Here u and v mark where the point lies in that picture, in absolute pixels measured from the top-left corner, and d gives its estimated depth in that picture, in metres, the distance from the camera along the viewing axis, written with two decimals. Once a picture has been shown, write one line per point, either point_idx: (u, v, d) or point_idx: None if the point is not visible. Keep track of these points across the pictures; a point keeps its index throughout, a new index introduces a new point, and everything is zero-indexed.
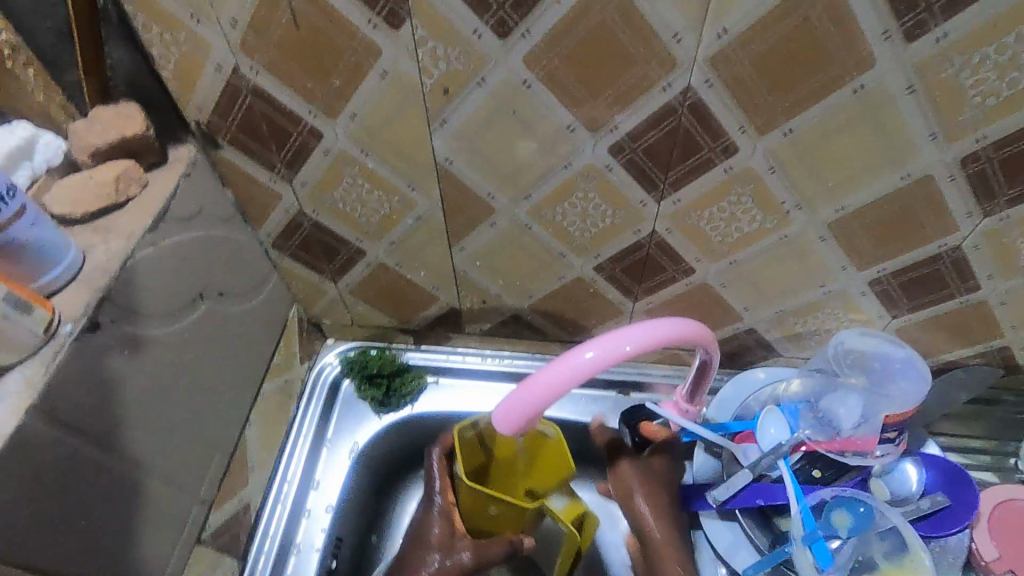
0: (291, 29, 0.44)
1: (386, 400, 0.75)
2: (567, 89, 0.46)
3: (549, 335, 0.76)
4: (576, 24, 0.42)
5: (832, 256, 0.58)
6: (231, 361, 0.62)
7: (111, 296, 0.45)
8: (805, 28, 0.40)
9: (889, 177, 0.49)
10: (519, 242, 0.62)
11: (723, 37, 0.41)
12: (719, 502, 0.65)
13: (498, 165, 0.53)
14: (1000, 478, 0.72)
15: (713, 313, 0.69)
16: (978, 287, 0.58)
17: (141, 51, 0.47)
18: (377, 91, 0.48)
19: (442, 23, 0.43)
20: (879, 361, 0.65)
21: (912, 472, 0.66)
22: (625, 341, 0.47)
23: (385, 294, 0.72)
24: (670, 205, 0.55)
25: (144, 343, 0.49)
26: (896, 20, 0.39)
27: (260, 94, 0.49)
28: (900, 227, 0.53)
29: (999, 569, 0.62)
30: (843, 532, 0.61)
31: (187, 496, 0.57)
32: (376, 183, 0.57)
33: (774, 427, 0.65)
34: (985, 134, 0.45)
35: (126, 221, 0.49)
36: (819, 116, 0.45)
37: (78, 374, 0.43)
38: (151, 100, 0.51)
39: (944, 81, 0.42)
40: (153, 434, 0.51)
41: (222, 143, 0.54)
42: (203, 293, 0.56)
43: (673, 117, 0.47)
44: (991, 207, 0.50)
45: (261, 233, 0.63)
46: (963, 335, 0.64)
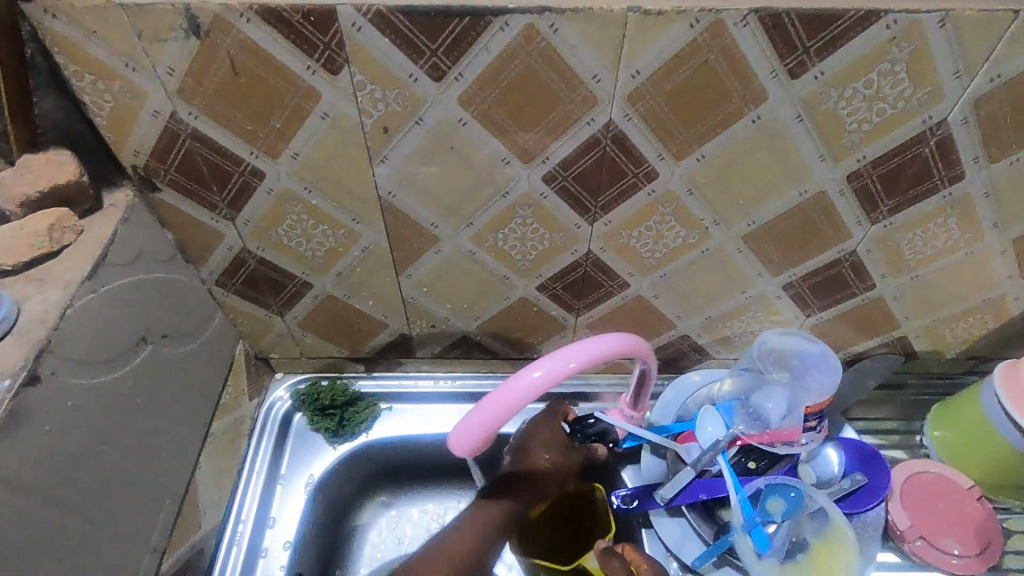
0: (230, 76, 0.46)
1: (339, 430, 0.75)
2: (500, 125, 0.50)
3: (498, 354, 0.78)
4: (505, 67, 0.45)
5: (749, 265, 0.64)
6: (179, 403, 0.61)
7: (50, 347, 0.44)
8: (706, 68, 0.45)
9: (790, 194, 0.55)
10: (464, 267, 0.64)
11: (637, 77, 0.46)
12: (667, 500, 0.69)
13: (440, 197, 0.56)
14: (908, 454, 0.79)
15: (650, 324, 0.73)
16: (874, 285, 0.66)
17: (73, 99, 0.47)
18: (319, 132, 0.50)
19: (379, 68, 0.45)
20: (798, 357, 0.71)
21: (833, 455, 0.72)
22: (569, 356, 0.50)
23: (333, 324, 0.72)
24: (602, 226, 0.59)
25: (87, 392, 0.48)
26: (781, 61, 0.45)
27: (200, 137, 0.50)
28: (804, 236, 0.60)
29: (911, 537, 0.69)
30: (778, 516, 0.66)
31: (140, 545, 0.56)
32: (321, 218, 0.58)
33: (711, 425, 0.71)
34: (864, 154, 0.51)
35: (63, 270, 0.49)
36: (725, 144, 0.51)
37: (21, 429, 0.42)
38: (83, 146, 0.51)
39: (826, 111, 0.48)
40: (101, 486, 0.50)
41: (160, 186, 0.54)
42: (148, 336, 0.56)
43: (599, 147, 0.51)
44: (876, 215, 0.57)
45: (203, 272, 0.63)
46: (867, 328, 0.72)
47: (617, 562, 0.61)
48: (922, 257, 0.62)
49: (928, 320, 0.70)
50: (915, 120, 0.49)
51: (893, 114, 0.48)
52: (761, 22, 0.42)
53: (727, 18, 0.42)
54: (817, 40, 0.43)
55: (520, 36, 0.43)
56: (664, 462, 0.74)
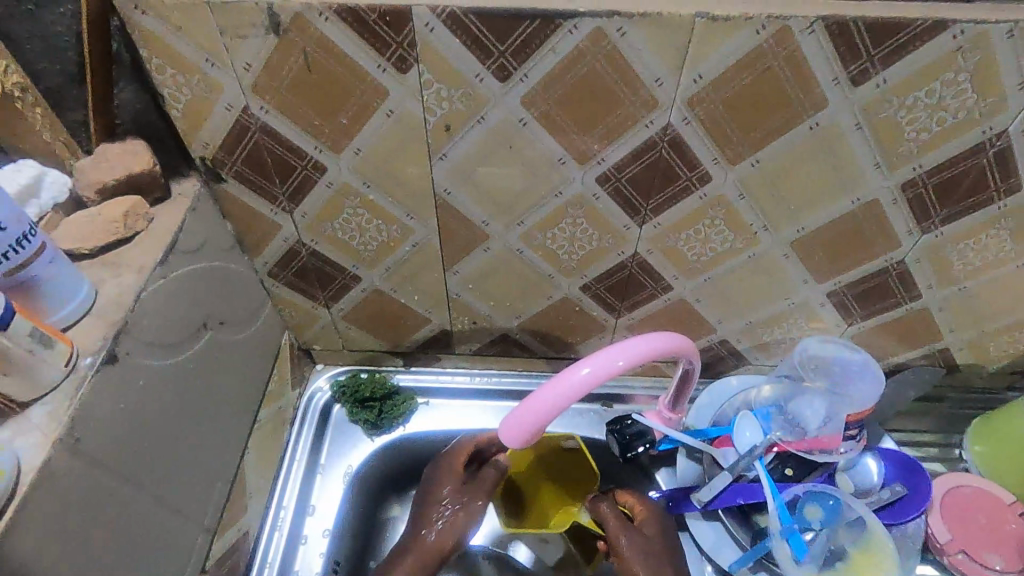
0: (303, 72, 0.47)
1: (378, 422, 0.77)
2: (559, 125, 0.51)
3: (535, 353, 0.79)
4: (569, 68, 0.46)
5: (794, 271, 0.64)
6: (231, 388, 0.63)
7: (126, 328, 0.46)
8: (768, 74, 0.46)
9: (842, 201, 0.56)
10: (510, 265, 0.65)
11: (698, 82, 0.47)
12: (704, 503, 0.69)
13: (493, 195, 0.57)
14: (948, 467, 0.79)
15: (690, 327, 0.74)
16: (920, 296, 0.65)
17: (152, 92, 0.49)
18: (382, 128, 0.51)
19: (447, 67, 0.47)
20: (839, 364, 0.71)
21: (873, 465, 0.72)
22: (619, 354, 0.51)
23: (377, 318, 0.74)
24: (651, 229, 0.60)
25: (154, 373, 0.50)
26: (844, 68, 0.45)
27: (268, 131, 0.52)
28: (853, 244, 0.60)
29: (952, 550, 0.68)
30: (815, 524, 0.66)
31: (193, 525, 0.58)
32: (376, 212, 0.60)
33: (749, 431, 0.71)
34: (920, 163, 0.52)
35: (136, 255, 0.50)
36: (780, 149, 0.51)
37: (99, 406, 0.44)
38: (157, 136, 0.53)
39: (886, 119, 0.48)
40: (162, 465, 0.52)
41: (226, 177, 0.56)
42: (208, 322, 0.57)
43: (655, 149, 0.52)
44: (928, 225, 0.57)
45: (258, 262, 0.65)
46: (909, 339, 0.71)
47: (608, 507, 0.65)
48: (972, 269, 0.62)
49: (973, 333, 0.69)
50: (975, 131, 0.49)
51: (954, 123, 0.48)
52: (828, 29, 0.43)
53: (793, 26, 0.43)
54: (882, 49, 0.44)
55: (587, 39, 0.44)
56: (700, 466, 0.74)
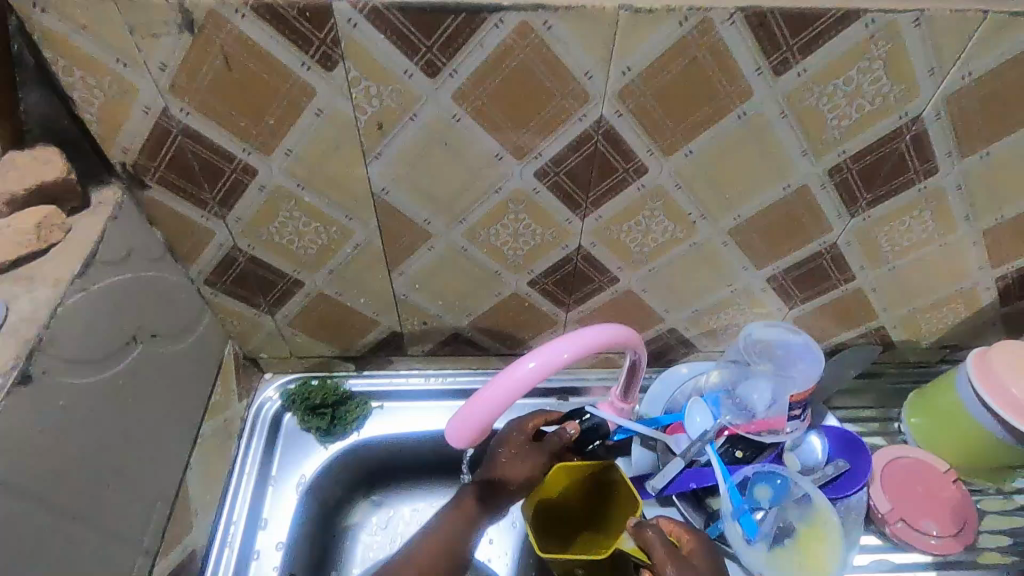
0: (223, 72, 0.46)
1: (331, 429, 0.75)
2: (494, 120, 0.50)
3: (489, 350, 0.79)
4: (499, 63, 0.46)
5: (734, 258, 0.65)
6: (170, 403, 0.60)
7: (41, 345, 0.44)
8: (694, 65, 0.47)
9: (774, 188, 0.57)
10: (456, 263, 0.65)
11: (627, 74, 0.47)
12: (658, 490, 0.71)
13: (433, 193, 0.57)
14: (887, 440, 0.81)
15: (639, 318, 0.75)
16: (853, 277, 0.68)
17: (61, 95, 0.47)
18: (312, 128, 0.50)
19: (374, 64, 0.46)
20: (782, 347, 0.73)
21: (817, 442, 0.74)
22: (563, 348, 0.51)
23: (324, 323, 0.72)
24: (593, 221, 0.60)
25: (78, 392, 0.47)
26: (766, 58, 0.46)
27: (192, 134, 0.50)
28: (787, 230, 0.62)
29: (892, 519, 0.71)
30: (765, 502, 0.68)
31: (133, 547, 0.55)
32: (313, 215, 0.58)
33: (699, 415, 0.72)
34: (844, 149, 0.53)
35: (51, 268, 0.48)
36: (712, 140, 0.52)
37: (13, 429, 0.41)
38: (70, 143, 0.50)
39: (808, 107, 0.50)
40: (92, 487, 0.49)
41: (150, 183, 0.53)
42: (138, 335, 0.55)
43: (590, 142, 0.53)
44: (856, 209, 0.59)
45: (192, 271, 0.63)
46: (847, 319, 0.74)
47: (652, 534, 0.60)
48: (898, 249, 0.64)
49: (904, 311, 0.73)
50: (892, 116, 0.51)
51: (872, 110, 0.50)
52: (747, 20, 0.44)
53: (714, 17, 0.43)
54: (800, 38, 0.45)
55: (514, 32, 0.44)
56: (654, 453, 0.75)
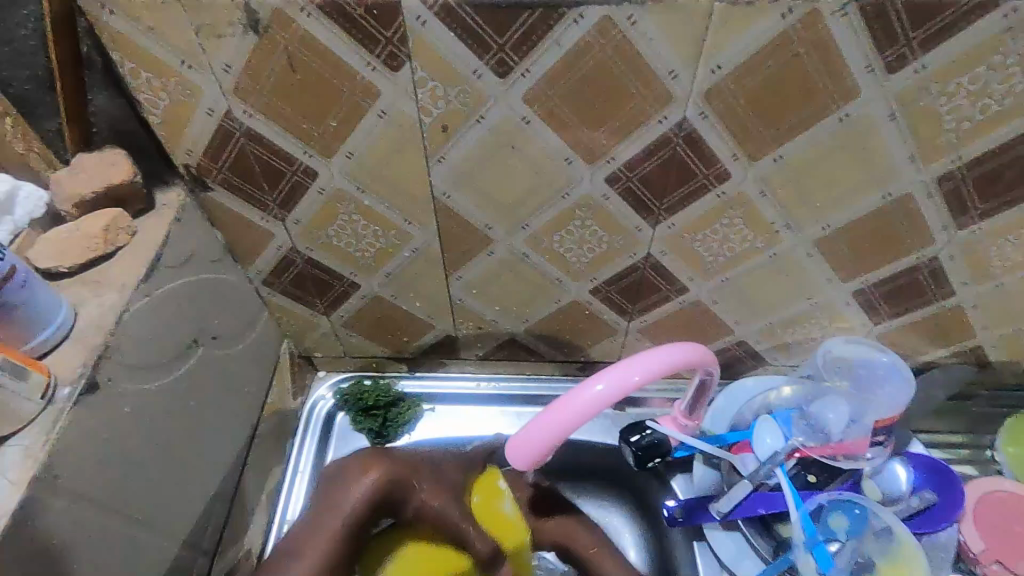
0: (287, 73, 0.44)
1: (382, 431, 0.74)
2: (565, 122, 0.47)
3: (544, 356, 0.76)
4: (576, 61, 0.42)
5: (818, 270, 0.60)
6: (226, 404, 0.60)
7: (107, 353, 0.44)
8: (795, 63, 0.42)
9: (873, 197, 0.51)
10: (515, 269, 0.62)
11: (717, 73, 0.43)
12: (723, 514, 0.66)
13: (496, 198, 0.54)
14: (978, 470, 0.75)
15: (706, 330, 0.70)
16: (953, 293, 0.61)
17: (127, 96, 0.46)
18: (374, 131, 0.48)
19: (442, 65, 0.43)
20: (864, 367, 0.68)
21: (901, 472, 0.69)
22: (634, 370, 0.47)
23: (378, 325, 0.71)
24: (665, 229, 0.56)
25: (139, 398, 0.48)
26: (879, 54, 0.41)
27: (253, 136, 0.48)
28: (884, 242, 0.56)
29: (986, 560, 0.65)
30: (841, 534, 0.63)
31: (190, 550, 0.56)
32: (372, 218, 0.56)
33: (770, 437, 0.67)
34: (959, 155, 0.47)
35: (118, 273, 0.48)
36: (807, 144, 0.47)
37: (79, 438, 0.42)
38: (136, 145, 0.50)
39: (922, 108, 0.44)
40: (153, 492, 0.50)
41: (212, 185, 0.53)
42: (198, 339, 0.55)
43: (669, 146, 0.48)
44: (965, 220, 0.53)
45: (251, 271, 0.62)
46: (940, 338, 0.67)
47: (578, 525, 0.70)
48: (1009, 265, 0.57)
49: (1008, 331, 0.65)
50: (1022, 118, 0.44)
51: (999, 111, 0.44)
52: (862, 12, 0.38)
53: (823, 9, 0.38)
54: (922, 31, 0.39)
55: (594, 29, 0.40)
56: (718, 473, 0.71)
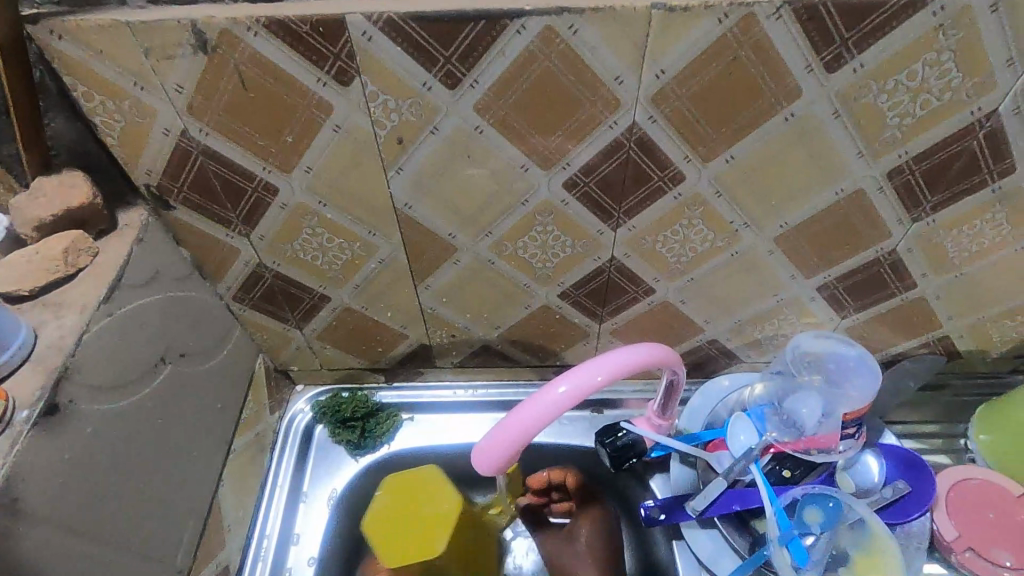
0: (239, 90, 0.44)
1: (361, 442, 0.74)
2: (518, 130, 0.47)
3: (519, 361, 0.76)
4: (522, 70, 0.43)
5: (781, 266, 0.61)
6: (198, 420, 0.60)
7: (67, 375, 0.45)
8: (737, 65, 0.43)
9: (826, 193, 0.52)
10: (482, 277, 0.63)
11: (661, 77, 0.44)
12: (699, 512, 0.67)
13: (457, 206, 0.54)
14: (952, 459, 0.76)
15: (678, 329, 0.71)
16: (915, 285, 0.62)
17: (84, 119, 0.46)
18: (331, 145, 0.49)
19: (392, 78, 0.44)
20: (833, 361, 0.68)
21: (873, 463, 0.69)
22: (595, 370, 0.47)
23: (352, 336, 0.71)
24: (626, 232, 0.57)
25: (103, 419, 0.48)
26: (817, 55, 0.42)
27: (212, 154, 0.49)
28: (841, 238, 0.57)
29: (959, 547, 0.66)
30: (816, 528, 0.63)
31: (164, 567, 0.56)
32: (337, 231, 0.57)
33: (743, 434, 0.68)
34: (906, 150, 0.48)
35: (79, 294, 0.49)
36: (756, 144, 0.48)
37: (40, 461, 0.42)
38: (96, 166, 0.50)
39: (865, 105, 0.45)
40: (121, 511, 0.50)
41: (174, 204, 0.53)
42: (166, 356, 0.56)
43: (622, 151, 0.49)
44: (918, 213, 0.54)
45: (221, 288, 0.62)
46: (907, 329, 0.68)
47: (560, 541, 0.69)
48: (967, 254, 0.58)
49: (972, 320, 0.66)
50: (963, 112, 0.45)
51: (939, 106, 0.45)
52: (796, 15, 0.39)
53: (758, 12, 0.39)
54: (857, 31, 0.40)
55: (538, 39, 0.41)
56: (694, 471, 0.72)
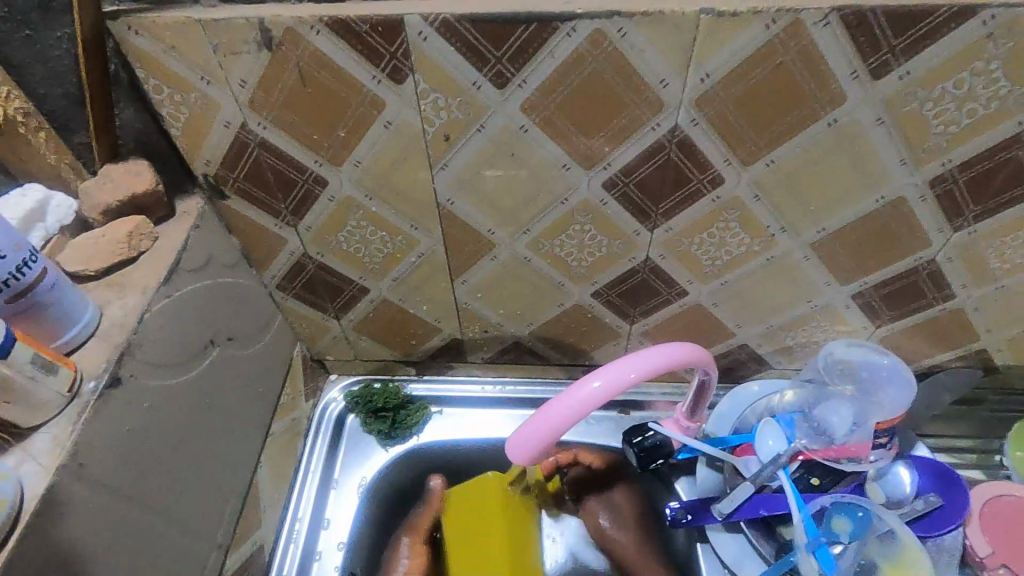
0: (298, 86, 0.46)
1: (391, 432, 0.76)
2: (562, 130, 0.49)
3: (548, 359, 0.78)
4: (569, 72, 0.44)
5: (817, 273, 0.61)
6: (241, 403, 0.63)
7: (129, 351, 0.47)
8: (782, 71, 0.43)
9: (866, 200, 0.52)
10: (518, 274, 0.64)
11: (706, 81, 0.44)
12: (724, 515, 0.67)
13: (498, 203, 0.56)
14: (986, 475, 0.75)
15: (708, 332, 0.71)
16: (953, 296, 0.62)
17: (152, 110, 0.49)
18: (380, 141, 0.51)
19: (444, 77, 0.45)
20: (867, 370, 0.67)
21: (905, 474, 0.68)
22: (630, 367, 0.48)
23: (387, 328, 0.73)
24: (663, 233, 0.58)
25: (158, 396, 0.51)
26: (863, 61, 0.42)
27: (268, 146, 0.51)
28: (879, 245, 0.57)
29: (993, 564, 0.64)
30: (844, 537, 0.62)
31: (206, 542, 0.58)
32: (380, 224, 0.59)
33: (772, 439, 0.67)
34: (950, 158, 0.48)
35: (140, 276, 0.51)
36: (797, 149, 0.49)
37: (102, 430, 0.45)
38: (159, 155, 0.53)
39: (909, 112, 0.45)
40: (169, 484, 0.52)
41: (228, 194, 0.56)
42: (215, 339, 0.58)
43: (663, 152, 0.50)
44: (960, 222, 0.54)
45: (266, 276, 0.65)
46: (944, 340, 0.67)
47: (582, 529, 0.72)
48: (1009, 267, 0.58)
49: (1012, 334, 0.65)
50: (1010, 122, 0.45)
51: (985, 115, 0.45)
52: (844, 21, 0.40)
53: (806, 18, 0.40)
54: (904, 38, 0.41)
55: (586, 41, 0.42)
56: (721, 475, 0.72)
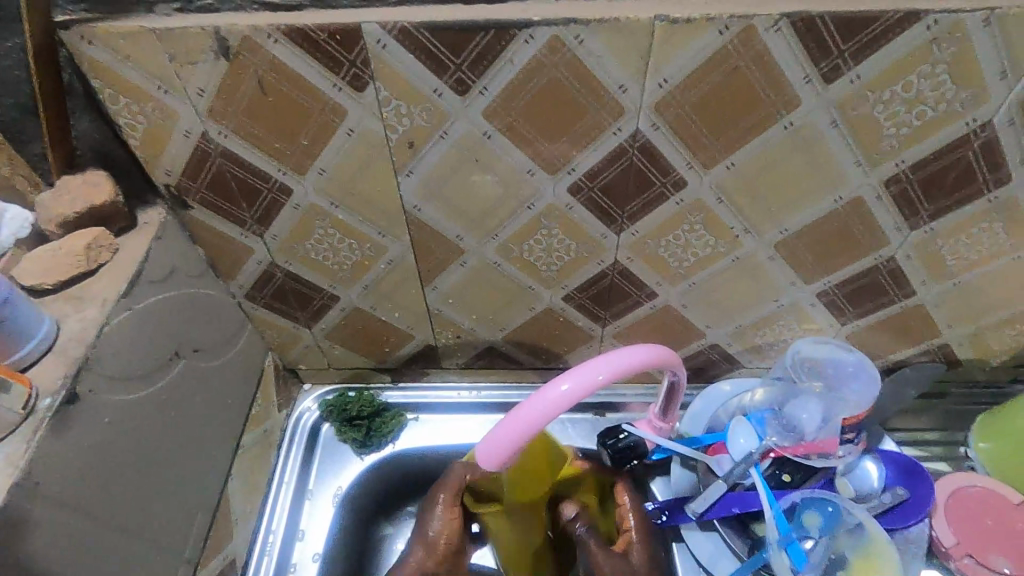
0: (258, 94, 0.46)
1: (366, 441, 0.76)
2: (525, 135, 0.49)
3: (523, 363, 0.78)
4: (530, 78, 0.45)
5: (781, 272, 0.62)
6: (209, 415, 0.62)
7: (87, 365, 0.47)
8: (737, 76, 0.44)
9: (824, 200, 0.54)
10: (488, 279, 0.64)
11: (664, 86, 0.45)
12: (698, 514, 0.67)
13: (465, 209, 0.56)
14: (951, 467, 0.77)
15: (679, 333, 0.72)
16: (914, 292, 0.63)
17: (108, 121, 0.48)
18: (344, 148, 0.50)
19: (405, 84, 0.45)
20: (833, 366, 0.69)
21: (872, 469, 0.70)
22: (599, 369, 0.48)
23: (360, 336, 0.73)
24: (629, 236, 0.58)
25: (120, 410, 0.50)
26: (815, 66, 0.43)
27: (229, 155, 0.51)
28: (840, 245, 0.58)
29: (958, 554, 0.66)
30: (814, 531, 0.64)
31: (174, 557, 0.57)
32: (347, 232, 0.58)
33: (743, 437, 0.69)
34: (902, 159, 0.50)
35: (99, 289, 0.50)
36: (756, 152, 0.50)
37: (59, 447, 0.44)
38: (118, 166, 0.52)
39: (862, 114, 0.46)
40: (132, 500, 0.51)
41: (191, 204, 0.55)
42: (180, 351, 0.57)
43: (626, 156, 0.51)
44: (916, 221, 0.55)
45: (233, 286, 0.64)
46: (907, 336, 0.69)
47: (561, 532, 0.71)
48: (965, 263, 0.59)
49: (971, 328, 0.67)
50: (958, 123, 0.47)
51: (934, 117, 0.46)
52: (794, 27, 0.41)
53: (758, 24, 0.41)
54: (853, 44, 0.42)
55: (545, 48, 0.43)
56: (695, 474, 0.72)
